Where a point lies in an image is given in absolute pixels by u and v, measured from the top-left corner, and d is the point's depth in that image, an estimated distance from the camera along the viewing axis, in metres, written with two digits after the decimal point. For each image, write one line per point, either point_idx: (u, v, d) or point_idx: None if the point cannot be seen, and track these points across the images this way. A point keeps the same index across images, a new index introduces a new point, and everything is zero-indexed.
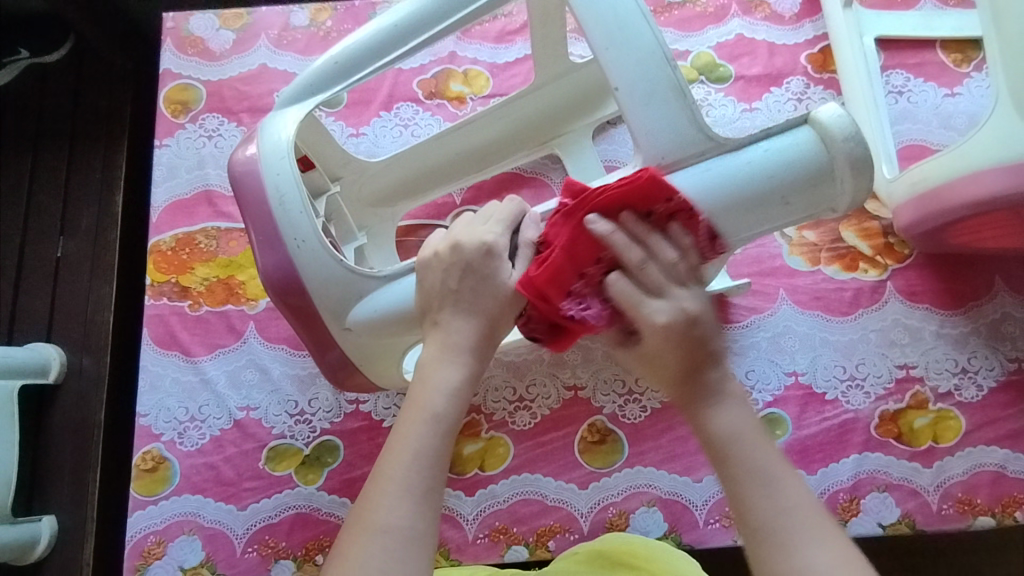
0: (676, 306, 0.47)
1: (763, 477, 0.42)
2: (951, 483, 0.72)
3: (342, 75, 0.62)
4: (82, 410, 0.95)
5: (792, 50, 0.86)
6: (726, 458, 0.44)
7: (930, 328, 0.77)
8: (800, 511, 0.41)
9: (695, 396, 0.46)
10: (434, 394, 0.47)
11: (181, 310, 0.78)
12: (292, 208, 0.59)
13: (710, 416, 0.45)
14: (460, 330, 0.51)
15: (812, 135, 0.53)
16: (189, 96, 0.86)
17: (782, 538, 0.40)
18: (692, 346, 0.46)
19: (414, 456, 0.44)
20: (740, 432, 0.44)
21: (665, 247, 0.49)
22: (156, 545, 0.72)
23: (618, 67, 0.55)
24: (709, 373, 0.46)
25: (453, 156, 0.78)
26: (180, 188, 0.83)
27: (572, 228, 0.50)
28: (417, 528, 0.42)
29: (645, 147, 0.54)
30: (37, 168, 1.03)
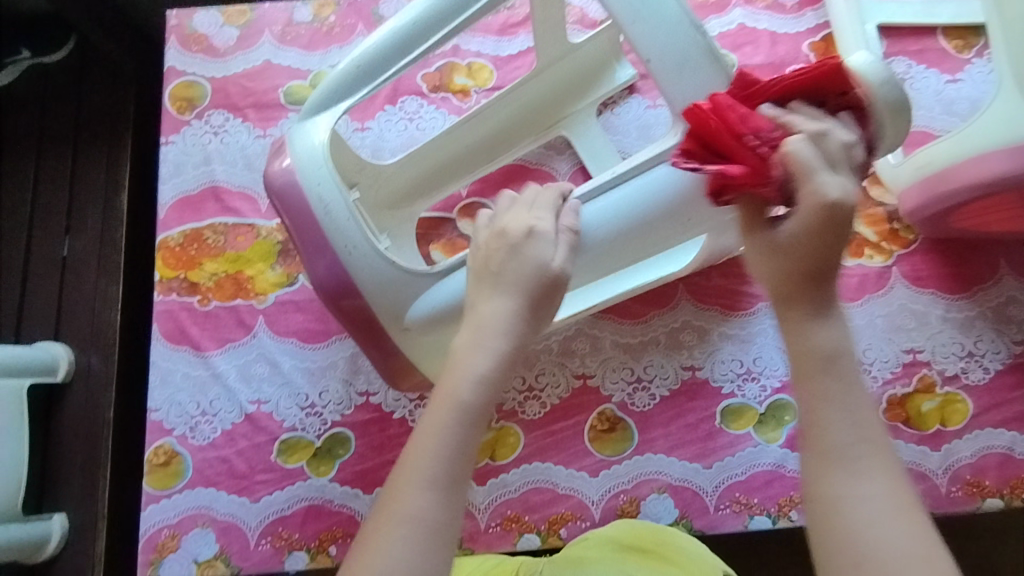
0: (843, 188, 0.44)
1: (846, 399, 0.44)
2: (960, 466, 0.73)
3: (371, 78, 0.60)
4: (91, 408, 0.95)
5: (794, 38, 0.86)
6: (818, 372, 0.45)
7: (937, 313, 0.77)
8: (873, 444, 0.43)
9: (805, 300, 0.46)
10: (461, 381, 0.47)
11: (191, 305, 0.79)
12: (339, 214, 0.56)
13: (813, 328, 0.45)
14: (501, 314, 0.50)
15: None
16: (194, 93, 0.86)
17: (851, 463, 0.42)
18: (830, 248, 0.45)
19: (442, 446, 0.45)
20: (839, 352, 0.45)
21: (841, 130, 0.46)
22: (170, 538, 0.72)
23: (646, 40, 0.53)
24: (828, 282, 0.46)
25: (466, 149, 0.80)
26: (187, 184, 0.83)
27: (738, 105, 0.49)
28: (442, 521, 0.43)
29: (683, 116, 0.53)
30: (43, 168, 1.03)
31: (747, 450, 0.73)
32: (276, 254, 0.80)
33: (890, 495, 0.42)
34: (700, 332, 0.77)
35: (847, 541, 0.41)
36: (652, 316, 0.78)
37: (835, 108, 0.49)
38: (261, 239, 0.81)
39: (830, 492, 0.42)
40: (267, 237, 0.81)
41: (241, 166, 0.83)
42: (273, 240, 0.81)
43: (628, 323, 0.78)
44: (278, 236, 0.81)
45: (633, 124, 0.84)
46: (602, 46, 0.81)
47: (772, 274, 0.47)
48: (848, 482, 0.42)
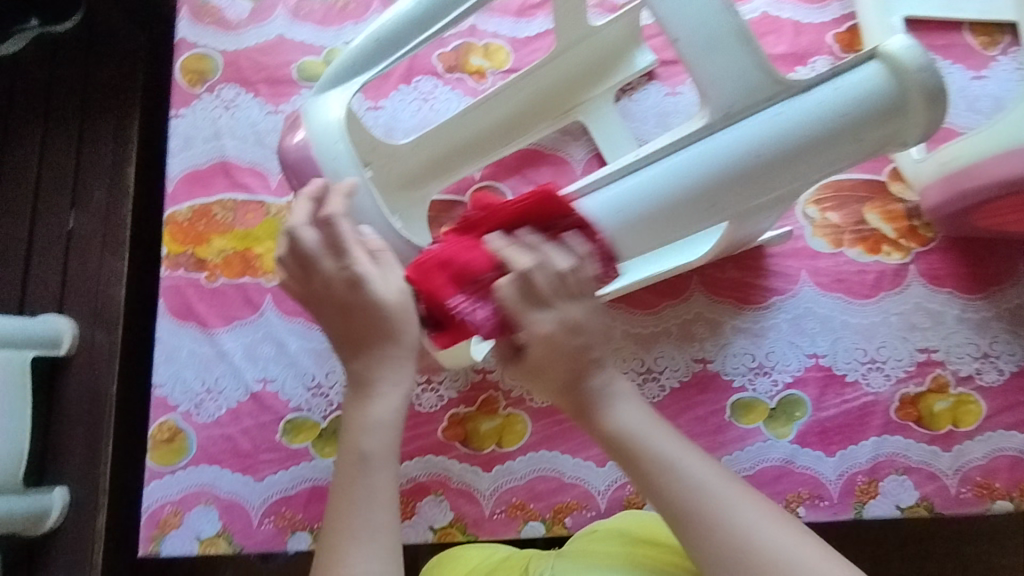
0: (554, 319, 0.49)
1: (667, 463, 0.48)
2: (970, 467, 0.72)
3: (391, 49, 0.58)
4: (94, 382, 0.95)
5: (818, 29, 0.85)
6: (635, 452, 0.49)
7: (953, 312, 0.76)
8: (704, 486, 0.46)
9: (586, 403, 0.51)
10: (362, 437, 0.50)
11: (198, 281, 0.78)
12: (355, 190, 0.54)
13: (607, 419, 0.50)
14: (381, 380, 0.51)
15: (880, 71, 0.48)
16: (205, 65, 0.85)
17: (701, 521, 0.45)
18: (567, 354, 0.49)
19: (368, 506, 0.48)
20: (635, 431, 0.49)
21: (559, 255, 0.50)
22: (172, 515, 0.72)
23: (676, 17, 0.49)
24: (574, 378, 0.50)
25: (481, 132, 0.78)
26: (196, 158, 0.81)
27: (457, 247, 0.52)
28: (389, 573, 0.46)
29: (713, 97, 0.50)
30: (49, 139, 1.02)
31: (756, 445, 0.73)
32: None
33: (756, 512, 0.45)
34: (712, 325, 0.76)
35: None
36: (664, 307, 0.77)
37: (562, 230, 0.51)
38: (271, 216, 0.80)
39: (702, 550, 0.45)
40: (277, 215, 0.80)
41: (252, 142, 0.82)
42: (283, 218, 0.80)
43: (639, 314, 0.77)
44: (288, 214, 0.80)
45: (650, 111, 0.83)
46: (622, 30, 0.80)
47: (554, 396, 0.52)
48: (710, 537, 0.45)
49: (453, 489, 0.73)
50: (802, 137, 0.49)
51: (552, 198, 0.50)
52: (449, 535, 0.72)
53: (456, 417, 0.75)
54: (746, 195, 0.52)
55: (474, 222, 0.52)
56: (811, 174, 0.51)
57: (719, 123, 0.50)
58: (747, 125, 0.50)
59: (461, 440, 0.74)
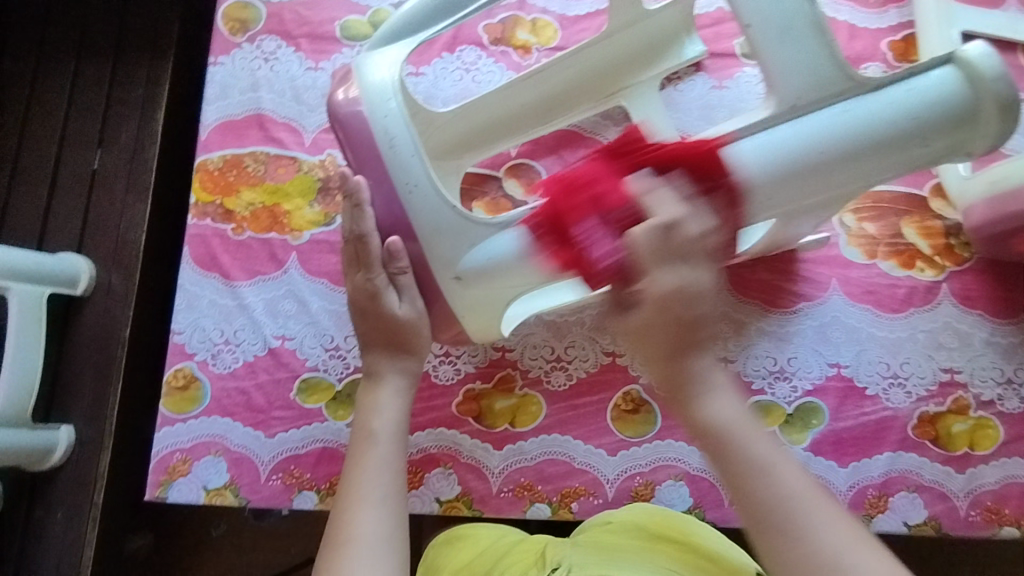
0: (681, 278, 0.48)
1: (761, 465, 0.46)
2: (982, 491, 0.72)
3: (450, 11, 0.56)
4: (108, 325, 0.95)
5: (874, 35, 0.83)
6: (725, 446, 0.47)
7: (981, 335, 0.75)
8: (804, 495, 0.46)
9: (683, 386, 0.48)
10: (382, 420, 0.56)
11: (224, 233, 0.77)
12: (404, 152, 0.53)
13: (708, 407, 0.48)
14: (393, 376, 0.58)
15: (956, 76, 0.47)
16: (248, 15, 0.83)
17: (784, 523, 0.45)
18: (683, 329, 0.47)
19: (379, 474, 0.53)
20: (733, 422, 0.48)
21: (695, 218, 0.49)
22: (181, 462, 0.71)
23: (750, 3, 0.48)
24: (686, 355, 0.48)
25: (524, 107, 0.77)
26: (231, 108, 0.80)
27: (608, 169, 0.52)
28: (392, 533, 0.50)
29: (781, 88, 0.49)
30: (80, 77, 1.01)
31: None
32: (316, 192, 0.79)
33: (837, 533, 0.44)
34: (737, 324, 0.75)
35: None
36: None
37: (721, 195, 0.50)
38: (302, 173, 0.79)
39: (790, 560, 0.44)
40: (309, 173, 0.79)
41: (289, 97, 0.81)
42: (315, 176, 0.79)
43: None
44: (320, 173, 0.79)
45: (694, 103, 0.82)
46: (675, 18, 0.78)
47: (658, 371, 0.49)
48: (796, 543, 0.44)
49: (462, 463, 0.72)
50: (868, 136, 0.48)
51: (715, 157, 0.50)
52: (454, 509, 0.71)
53: (472, 392, 0.74)
54: (805, 191, 0.50)
55: (625, 152, 0.52)
56: (873, 175, 0.50)
57: (785, 115, 0.49)
58: (813, 119, 0.48)
59: (474, 416, 0.74)
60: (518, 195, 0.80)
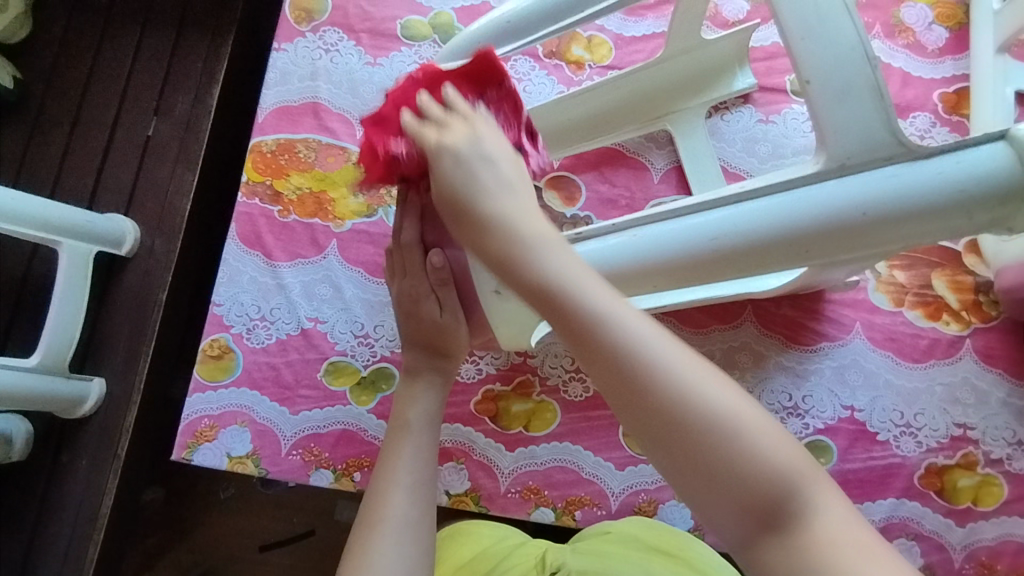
0: (472, 138, 0.49)
1: (592, 310, 0.38)
2: (978, 546, 0.72)
3: (512, 36, 0.57)
4: (146, 286, 0.99)
5: (926, 84, 0.83)
6: (550, 296, 0.39)
7: (998, 395, 0.76)
8: (660, 338, 0.37)
9: (490, 245, 0.44)
10: (415, 412, 0.59)
11: (271, 214, 0.80)
12: None
13: (532, 263, 0.41)
14: (430, 375, 0.61)
15: (1011, 153, 0.44)
16: (314, 5, 0.86)
17: (627, 374, 0.36)
18: (480, 182, 0.47)
19: (411, 459, 0.55)
20: (564, 271, 0.40)
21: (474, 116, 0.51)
22: (208, 428, 0.75)
23: (813, 60, 0.47)
24: (483, 200, 0.46)
25: (572, 123, 0.79)
26: (289, 94, 0.83)
27: (406, 89, 0.55)
28: (420, 516, 0.52)
29: (831, 145, 0.48)
30: (144, 45, 1.05)
31: None
32: (362, 183, 0.81)
33: (696, 369, 0.36)
34: (756, 356, 0.77)
35: (699, 412, 0.35)
36: (713, 329, 0.78)
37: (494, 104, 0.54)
38: (351, 164, 0.82)
39: (651, 407, 0.36)
40: (357, 164, 0.82)
41: (345, 89, 0.84)
42: (362, 168, 0.82)
43: (688, 331, 0.78)
44: None
45: (739, 135, 0.83)
46: (730, 49, 0.79)
47: (467, 233, 0.46)
48: (641, 388, 0.36)
49: (473, 460, 0.75)
50: (908, 204, 0.45)
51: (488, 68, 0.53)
52: (461, 503, 0.74)
53: (491, 393, 0.77)
54: (842, 247, 0.48)
55: (418, 79, 0.55)
56: (914, 239, 0.46)
57: (832, 172, 0.48)
58: (860, 179, 0.47)
59: (490, 416, 0.76)
60: (555, 206, 0.82)
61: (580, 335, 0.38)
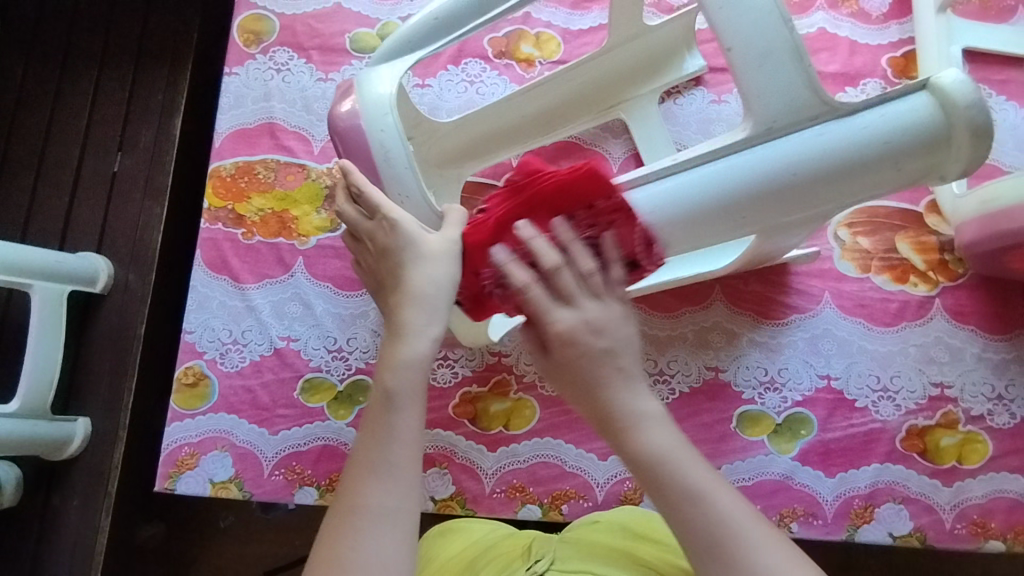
0: (588, 315, 0.49)
1: (693, 491, 0.45)
2: (968, 504, 0.72)
3: (442, 32, 0.59)
4: (125, 322, 0.98)
5: (874, 51, 0.83)
6: (652, 473, 0.46)
7: (973, 350, 0.76)
8: (744, 518, 0.44)
9: (610, 413, 0.48)
10: (399, 372, 0.49)
11: (235, 237, 0.80)
12: (398, 163, 0.57)
13: (638, 441, 0.47)
14: (420, 318, 0.50)
15: (930, 102, 0.48)
16: (262, 27, 0.87)
17: (718, 544, 0.44)
18: (596, 362, 0.49)
19: (389, 440, 0.47)
20: (665, 449, 0.47)
21: (587, 255, 0.51)
22: (189, 456, 0.75)
23: (731, 28, 0.49)
24: (608, 388, 0.48)
25: (525, 118, 0.79)
26: (244, 117, 0.84)
27: (512, 209, 0.53)
28: (402, 506, 0.45)
29: (758, 111, 0.50)
30: (102, 82, 1.05)
31: (758, 457, 0.74)
32: (323, 199, 0.82)
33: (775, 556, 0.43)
34: (729, 335, 0.77)
35: None
36: (683, 312, 0.78)
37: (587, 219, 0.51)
38: (311, 181, 0.82)
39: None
40: (317, 180, 0.82)
41: (299, 107, 0.84)
42: (322, 184, 0.82)
43: (658, 316, 0.78)
44: (327, 181, 0.82)
45: (695, 117, 0.84)
46: (676, 32, 0.80)
47: (580, 403, 0.50)
48: (727, 558, 0.43)
49: (456, 463, 0.75)
50: (847, 157, 0.49)
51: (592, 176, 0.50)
52: (447, 507, 0.74)
53: (468, 396, 0.77)
54: (788, 209, 0.52)
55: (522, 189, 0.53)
56: (849, 196, 0.51)
57: (762, 135, 0.50)
58: (790, 141, 0.50)
59: (470, 418, 0.76)
60: None
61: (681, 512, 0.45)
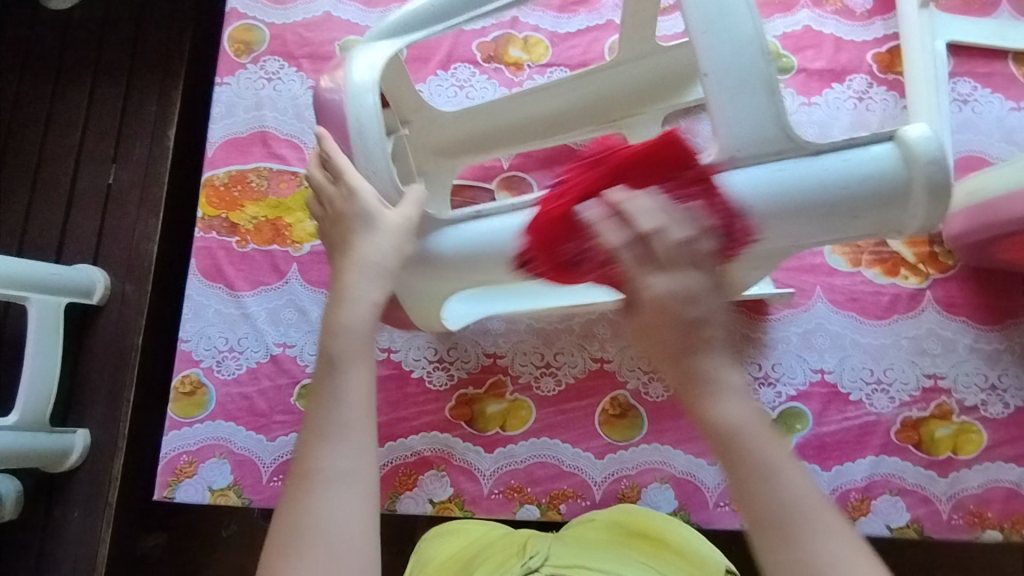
0: (671, 280, 0.49)
1: (767, 468, 0.43)
2: (965, 494, 0.73)
3: (437, 21, 0.61)
4: (122, 333, 0.99)
5: (859, 47, 0.84)
6: (725, 444, 0.45)
7: (965, 341, 0.76)
8: (813, 506, 0.42)
9: (693, 375, 0.47)
10: (340, 338, 0.51)
11: (229, 245, 0.81)
12: (370, 139, 0.58)
13: (713, 408, 0.46)
14: (363, 287, 0.53)
15: (894, 153, 0.50)
16: (252, 37, 0.87)
17: (788, 528, 0.42)
18: (683, 326, 0.48)
19: (338, 402, 0.49)
20: (741, 421, 0.45)
21: (681, 223, 0.50)
22: (188, 464, 0.75)
23: (712, 53, 0.51)
24: (691, 352, 0.47)
25: (522, 122, 0.79)
26: (236, 126, 0.84)
27: (591, 175, 0.55)
28: (353, 463, 0.47)
29: (724, 137, 0.51)
30: (96, 95, 1.06)
31: None
32: None
33: (841, 547, 0.41)
34: None
35: None
36: None
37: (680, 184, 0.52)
38: (303, 188, 0.83)
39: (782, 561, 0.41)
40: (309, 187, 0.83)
41: (291, 115, 0.85)
42: None
43: None
44: None
45: None
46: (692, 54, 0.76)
47: (665, 364, 0.49)
48: (795, 543, 0.41)
49: (454, 465, 0.75)
50: (805, 200, 0.51)
51: (669, 148, 0.52)
52: (446, 509, 0.74)
53: (464, 397, 0.77)
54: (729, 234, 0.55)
55: (601, 162, 0.55)
56: (804, 237, 0.54)
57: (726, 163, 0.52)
58: (749, 172, 0.52)
59: (466, 420, 0.76)
60: None
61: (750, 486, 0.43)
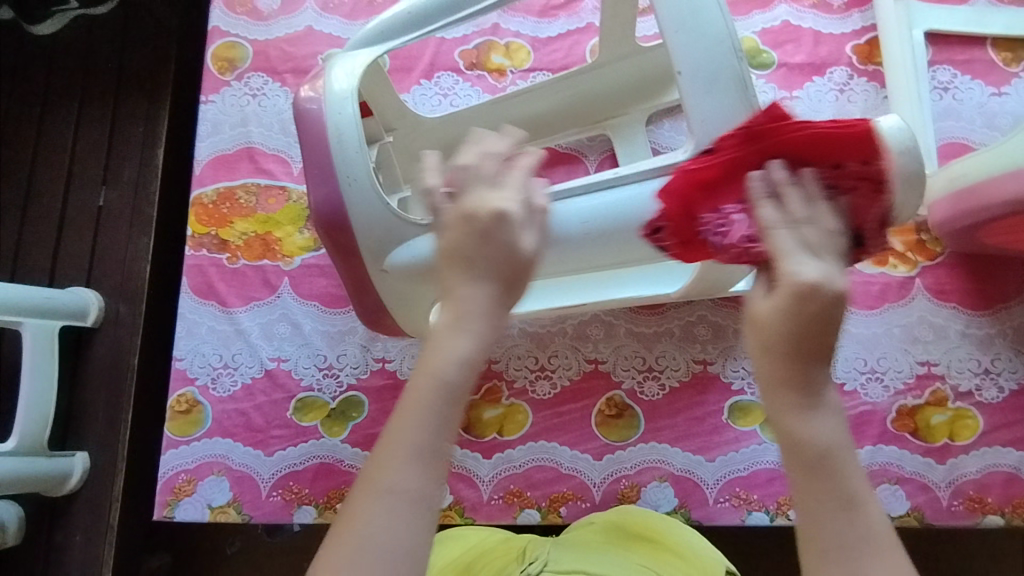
0: (821, 272, 0.41)
1: (851, 499, 0.40)
2: (963, 481, 0.73)
3: (414, 26, 0.62)
4: (117, 354, 0.99)
5: (838, 39, 0.85)
6: (817, 462, 0.41)
7: (956, 327, 0.77)
8: (885, 549, 0.40)
9: (797, 385, 0.42)
10: (445, 361, 0.44)
11: (219, 262, 0.81)
12: (349, 146, 0.59)
13: (807, 425, 0.41)
14: (480, 313, 0.45)
15: None
16: (235, 54, 0.88)
17: (855, 561, 0.39)
18: (823, 331, 0.41)
19: (427, 424, 0.43)
20: (836, 445, 0.41)
21: (831, 216, 0.45)
22: (186, 483, 0.75)
23: (684, 52, 0.52)
24: (809, 361, 0.42)
25: (506, 126, 0.80)
26: (222, 143, 0.85)
27: (746, 151, 0.49)
28: (425, 492, 0.42)
29: (699, 133, 0.52)
30: (83, 118, 1.06)
31: (751, 447, 0.74)
32: (305, 219, 0.83)
33: None
34: (714, 328, 0.77)
35: None
36: (668, 308, 0.78)
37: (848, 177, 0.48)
38: (292, 202, 0.83)
39: None
40: (298, 201, 0.83)
41: (277, 130, 0.85)
42: (303, 205, 0.83)
43: (644, 315, 0.78)
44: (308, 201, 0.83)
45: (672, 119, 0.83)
46: None
47: (768, 363, 0.43)
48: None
49: (453, 472, 0.75)
50: None
51: (863, 139, 0.48)
52: (447, 517, 0.74)
53: None
54: None
55: (763, 134, 0.48)
56: None
57: None
58: None
59: (463, 427, 0.76)
60: None
61: (831, 510, 0.40)
